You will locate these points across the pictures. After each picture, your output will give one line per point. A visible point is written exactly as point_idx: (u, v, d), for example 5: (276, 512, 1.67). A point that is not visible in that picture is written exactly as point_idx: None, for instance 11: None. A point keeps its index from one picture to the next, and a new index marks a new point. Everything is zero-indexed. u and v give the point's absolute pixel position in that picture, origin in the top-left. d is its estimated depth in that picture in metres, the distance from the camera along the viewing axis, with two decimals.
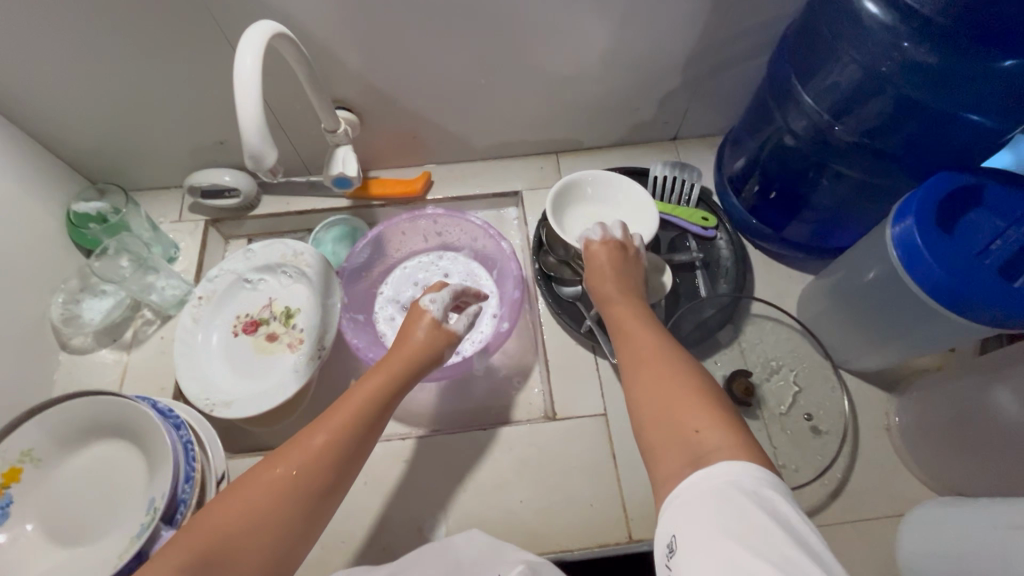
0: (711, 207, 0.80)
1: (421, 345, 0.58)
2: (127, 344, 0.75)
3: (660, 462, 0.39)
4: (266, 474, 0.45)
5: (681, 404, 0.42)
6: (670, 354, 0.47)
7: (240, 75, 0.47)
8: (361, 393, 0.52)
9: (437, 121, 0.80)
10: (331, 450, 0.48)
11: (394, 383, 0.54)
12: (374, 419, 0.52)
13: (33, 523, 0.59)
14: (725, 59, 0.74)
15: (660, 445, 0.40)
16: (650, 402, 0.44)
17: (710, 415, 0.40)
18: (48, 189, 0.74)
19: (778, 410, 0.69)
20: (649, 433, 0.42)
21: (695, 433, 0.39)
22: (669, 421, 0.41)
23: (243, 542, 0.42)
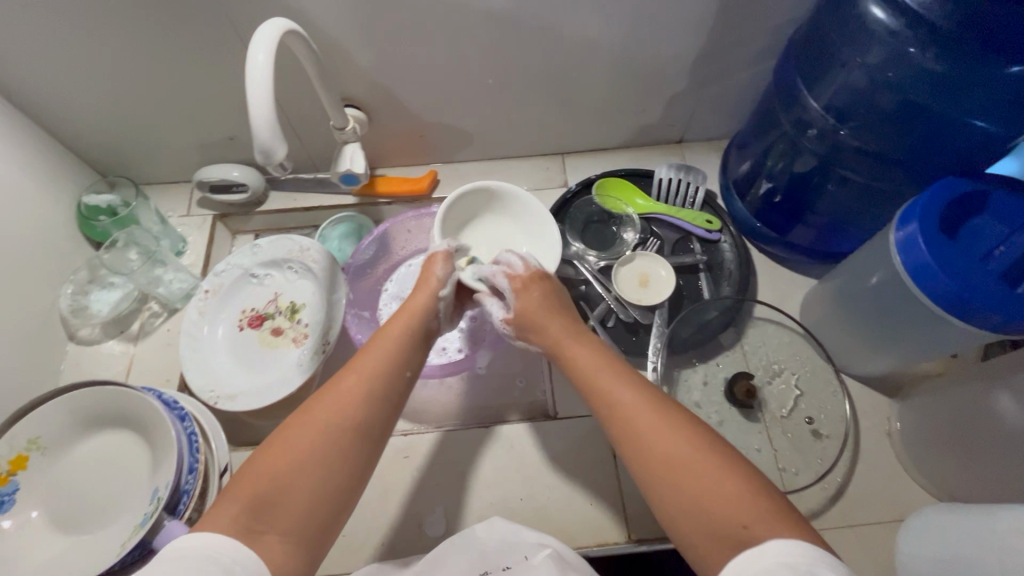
0: (716, 210, 0.81)
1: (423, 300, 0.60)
2: (134, 336, 0.76)
3: (711, 564, 0.38)
4: (304, 418, 0.46)
5: (713, 500, 0.39)
6: (659, 416, 0.45)
7: (250, 71, 0.47)
8: (381, 343, 0.54)
9: (444, 120, 0.81)
10: (364, 392, 0.49)
11: (408, 333, 0.56)
12: (399, 364, 0.53)
13: (38, 510, 0.59)
14: (731, 63, 0.74)
15: (705, 542, 0.38)
16: (676, 496, 0.41)
17: (749, 504, 0.38)
18: (59, 180, 0.75)
19: (780, 413, 0.69)
20: (684, 529, 0.40)
21: (744, 528, 0.37)
22: (708, 523, 0.38)
23: (301, 475, 0.43)
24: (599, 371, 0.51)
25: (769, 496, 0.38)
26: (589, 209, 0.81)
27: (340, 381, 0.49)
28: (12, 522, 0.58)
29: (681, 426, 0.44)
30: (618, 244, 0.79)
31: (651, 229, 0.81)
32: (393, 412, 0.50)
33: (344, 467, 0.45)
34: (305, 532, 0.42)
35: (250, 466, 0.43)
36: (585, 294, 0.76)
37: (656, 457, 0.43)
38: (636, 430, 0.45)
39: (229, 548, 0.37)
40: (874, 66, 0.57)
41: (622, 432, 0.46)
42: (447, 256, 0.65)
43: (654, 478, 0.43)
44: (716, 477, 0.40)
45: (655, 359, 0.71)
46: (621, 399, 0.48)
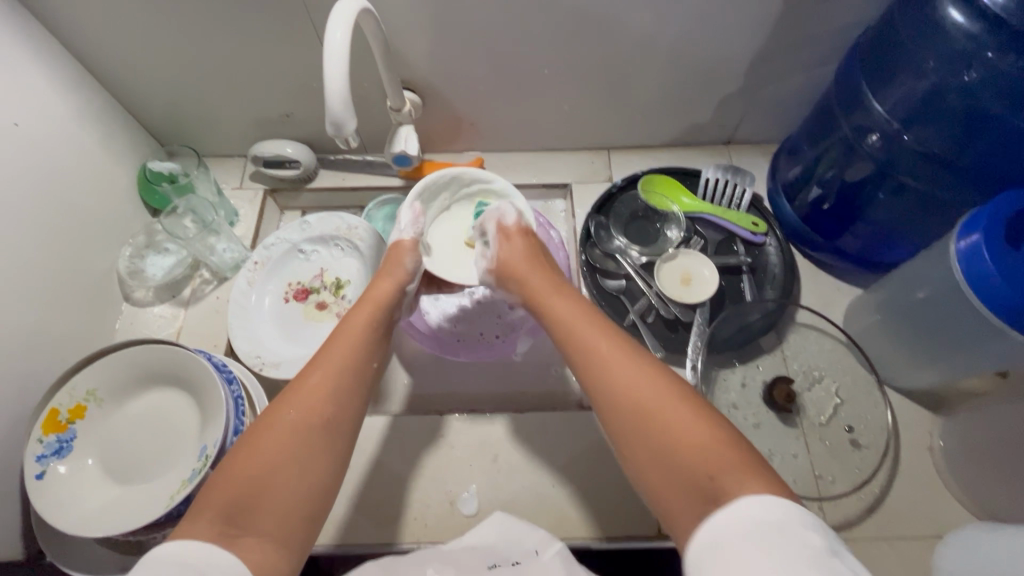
0: (762, 212, 0.80)
1: (388, 287, 0.61)
2: (185, 301, 0.79)
3: (676, 513, 0.41)
4: (275, 421, 0.47)
5: (685, 452, 0.42)
6: (640, 367, 0.49)
7: (326, 46, 0.49)
8: (346, 336, 0.55)
9: (495, 109, 0.82)
10: (327, 388, 0.50)
11: (369, 328, 0.57)
12: (362, 358, 0.54)
13: (92, 459, 0.62)
14: (789, 66, 0.74)
15: (669, 489, 0.42)
16: (650, 444, 0.44)
17: (717, 457, 0.41)
18: (124, 147, 0.78)
19: (818, 420, 0.69)
20: (656, 484, 0.43)
21: (710, 479, 0.40)
22: (675, 466, 0.42)
23: (271, 481, 0.44)
24: (588, 331, 0.53)
25: (737, 449, 0.42)
26: (633, 204, 0.81)
27: (305, 380, 0.51)
28: (67, 468, 0.60)
29: (656, 385, 0.47)
30: (660, 241, 0.79)
31: (695, 228, 0.80)
32: (358, 404, 0.52)
33: (314, 464, 0.46)
34: (288, 532, 0.43)
35: (222, 474, 0.45)
36: (626, 288, 0.76)
37: (636, 411, 0.46)
38: (634, 409, 0.46)
39: (212, 553, 0.38)
40: (944, 71, 0.57)
41: (602, 380, 0.50)
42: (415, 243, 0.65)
43: (641, 452, 0.45)
44: (688, 428, 0.43)
45: (695, 357, 0.70)
46: (606, 358, 0.50)
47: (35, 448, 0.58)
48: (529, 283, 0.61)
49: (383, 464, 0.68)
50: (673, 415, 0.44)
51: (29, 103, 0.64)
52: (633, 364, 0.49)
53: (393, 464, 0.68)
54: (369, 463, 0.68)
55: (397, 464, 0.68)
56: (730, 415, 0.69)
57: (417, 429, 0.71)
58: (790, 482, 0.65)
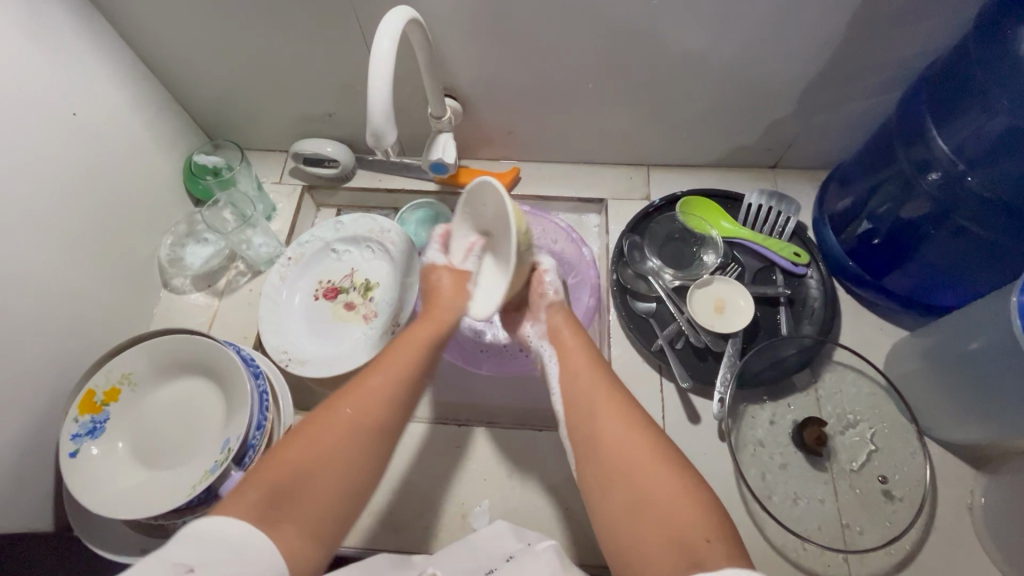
0: (805, 243, 0.77)
1: (453, 299, 0.62)
2: (220, 291, 0.81)
3: (651, 561, 0.43)
4: (335, 417, 0.50)
5: (671, 515, 0.44)
6: (639, 429, 0.51)
7: (373, 55, 0.48)
8: (406, 345, 0.58)
9: (535, 120, 0.81)
10: (385, 393, 0.53)
11: (431, 340, 0.60)
12: (420, 371, 0.57)
13: (123, 442, 0.64)
14: (847, 92, 0.70)
15: (648, 544, 0.44)
16: (631, 498, 0.47)
17: (705, 525, 0.43)
18: (172, 138, 0.80)
19: (848, 466, 0.66)
20: (622, 526, 0.46)
21: (706, 543, 0.42)
22: (663, 525, 0.44)
23: (318, 475, 0.47)
24: (600, 384, 0.57)
25: (717, 519, 0.44)
26: (670, 225, 0.79)
27: (363, 381, 0.54)
28: (99, 449, 0.62)
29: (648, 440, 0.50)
30: (695, 265, 0.77)
31: (732, 253, 0.77)
32: (406, 415, 0.55)
33: (355, 466, 0.49)
34: (322, 525, 0.46)
35: (275, 457, 0.47)
36: (656, 312, 0.74)
37: (625, 466, 0.49)
38: (625, 470, 0.49)
39: (251, 533, 0.41)
40: (1019, 113, 0.53)
41: (589, 434, 0.53)
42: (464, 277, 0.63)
43: (613, 504, 0.48)
44: (676, 493, 0.45)
45: (722, 389, 0.68)
46: (609, 437, 0.51)
47: (70, 427, 0.61)
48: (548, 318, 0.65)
49: (398, 470, 0.69)
50: (666, 478, 0.47)
51: (86, 92, 0.66)
52: (637, 423, 0.52)
53: (408, 471, 0.68)
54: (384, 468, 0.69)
55: (411, 472, 0.68)
56: (755, 453, 0.67)
57: (435, 438, 0.71)
58: (814, 528, 0.63)
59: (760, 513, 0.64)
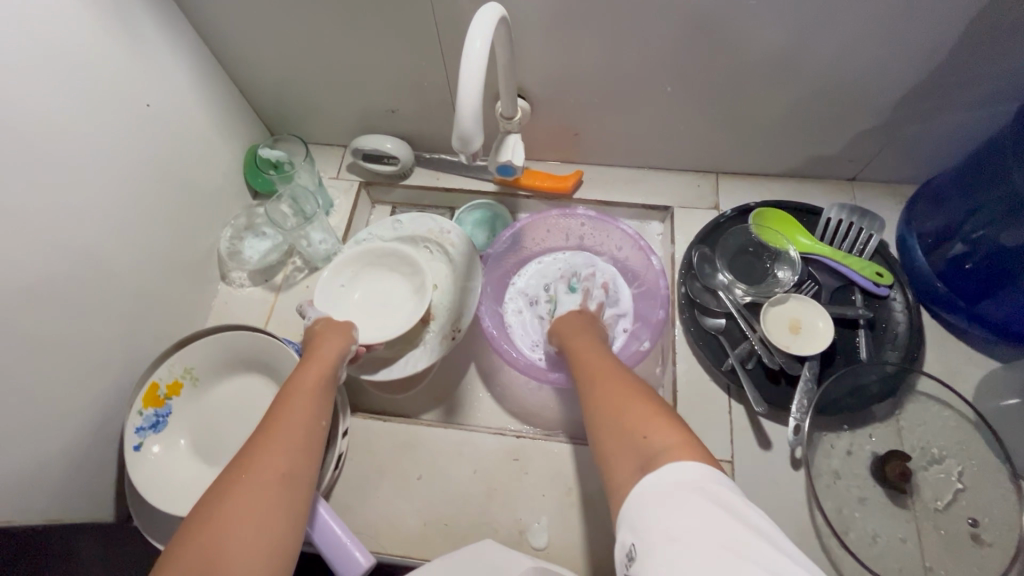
0: (888, 262, 0.72)
1: (334, 348, 0.61)
2: (277, 286, 0.80)
3: (614, 469, 0.43)
4: (234, 484, 0.45)
5: (629, 422, 0.46)
6: (617, 375, 0.53)
7: (466, 56, 0.46)
8: (296, 396, 0.54)
9: (603, 123, 0.78)
10: (282, 444, 0.49)
11: (318, 385, 0.56)
12: (315, 416, 0.54)
13: (186, 439, 0.64)
14: (948, 103, 0.66)
15: (613, 453, 0.44)
16: (605, 421, 0.48)
17: (656, 424, 0.44)
18: (234, 129, 0.80)
19: (933, 504, 0.62)
20: (600, 446, 0.47)
21: (643, 438, 0.43)
22: (620, 434, 0.45)
23: (232, 545, 0.41)
24: (591, 357, 0.59)
25: (670, 418, 0.44)
26: (743, 237, 0.76)
27: (254, 443, 0.49)
28: (161, 445, 0.62)
29: (624, 380, 0.52)
30: (769, 281, 0.73)
31: (808, 270, 0.73)
32: (313, 459, 0.51)
33: (272, 521, 0.44)
34: None
35: (179, 551, 0.41)
36: (726, 329, 0.71)
37: (599, 403, 0.50)
38: (600, 400, 0.51)
39: None
40: None
41: (587, 389, 0.55)
42: (345, 329, 0.64)
43: (595, 431, 0.49)
44: (638, 407, 0.47)
45: (797, 414, 0.65)
46: (605, 373, 0.55)
47: (134, 420, 0.60)
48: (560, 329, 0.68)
49: (453, 480, 0.67)
50: (633, 399, 0.48)
51: (159, 84, 0.66)
52: (619, 373, 0.54)
53: (464, 482, 0.67)
54: (439, 478, 0.67)
55: (467, 483, 0.67)
56: (832, 485, 0.63)
57: (491, 449, 0.69)
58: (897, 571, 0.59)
59: (837, 549, 0.61)
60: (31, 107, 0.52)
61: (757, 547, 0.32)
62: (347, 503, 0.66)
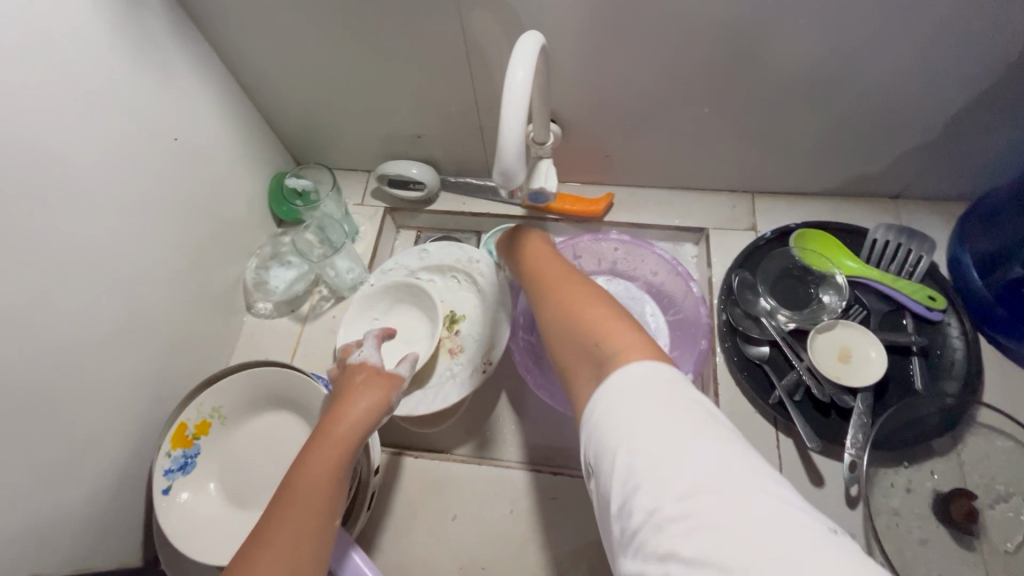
0: (941, 285, 0.69)
1: (355, 424, 0.53)
2: (303, 317, 0.78)
3: (576, 376, 0.47)
4: None
5: (583, 328, 0.48)
6: (569, 278, 0.55)
7: (507, 87, 0.44)
8: (306, 494, 0.48)
9: (635, 144, 0.76)
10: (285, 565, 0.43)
11: (333, 477, 0.50)
12: (326, 518, 0.47)
13: (215, 482, 0.62)
14: (1002, 119, 0.63)
15: (575, 362, 0.47)
16: (561, 327, 0.50)
17: (607, 330, 0.46)
18: (260, 158, 0.79)
19: (1002, 546, 0.57)
20: (561, 354, 0.50)
21: (597, 346, 0.46)
22: (575, 342, 0.48)
23: None
24: (550, 263, 0.59)
25: (622, 324, 0.47)
26: (785, 261, 0.73)
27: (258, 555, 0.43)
28: (191, 490, 0.60)
29: (579, 283, 0.54)
30: (814, 307, 0.70)
31: (855, 295, 0.70)
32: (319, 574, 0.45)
33: None
34: None
35: None
36: (771, 358, 0.68)
37: (555, 306, 0.52)
38: (554, 304, 0.53)
39: None
40: None
41: (540, 294, 0.56)
42: (382, 395, 0.56)
43: (553, 336, 0.51)
44: (590, 312, 0.49)
45: (851, 450, 0.62)
46: (560, 278, 0.56)
47: (163, 462, 0.58)
48: (516, 239, 0.65)
49: (489, 520, 0.64)
50: (586, 304, 0.50)
51: (185, 118, 0.65)
52: (572, 276, 0.56)
53: (500, 521, 0.64)
54: (474, 518, 0.64)
55: (505, 522, 0.64)
56: (892, 526, 0.59)
57: (528, 487, 0.66)
58: None
59: None
60: (59, 148, 0.51)
61: (704, 444, 0.36)
62: (382, 544, 0.64)
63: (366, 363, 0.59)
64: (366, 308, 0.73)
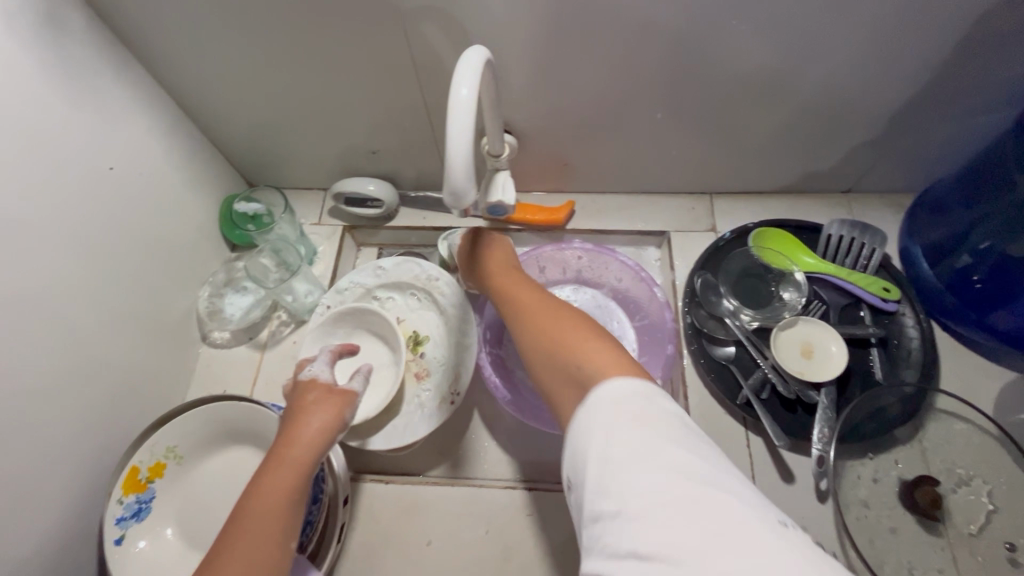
0: (894, 276, 0.71)
1: (312, 442, 0.51)
2: (262, 343, 0.76)
3: (561, 402, 0.45)
4: None
5: (565, 352, 0.47)
6: (541, 298, 0.55)
7: (452, 105, 0.43)
8: (260, 516, 0.46)
9: (593, 151, 0.76)
10: None
11: (290, 499, 0.48)
12: (282, 542, 0.46)
13: (173, 527, 0.59)
14: (941, 114, 0.65)
15: (560, 389, 0.45)
16: (544, 353, 0.49)
17: (589, 352, 0.45)
18: (208, 182, 0.76)
19: (967, 529, 0.59)
20: (543, 380, 0.48)
21: (580, 368, 0.44)
22: (558, 367, 0.46)
23: None
24: (524, 287, 0.58)
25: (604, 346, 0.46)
26: (746, 260, 0.74)
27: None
28: (148, 537, 0.57)
29: (553, 306, 0.53)
30: (775, 304, 0.71)
31: (815, 290, 0.72)
32: None
33: None
34: None
35: None
36: (736, 358, 0.69)
37: (534, 332, 0.51)
38: (535, 328, 0.51)
39: None
40: None
41: (517, 318, 0.55)
42: (338, 411, 0.55)
43: (535, 363, 0.50)
44: (566, 333, 0.48)
45: (818, 445, 0.62)
46: (535, 301, 0.55)
47: (114, 510, 0.55)
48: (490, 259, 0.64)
49: (465, 541, 0.63)
50: (566, 327, 0.49)
51: (123, 146, 0.62)
52: (544, 297, 0.55)
53: (476, 542, 0.63)
54: (449, 542, 0.63)
55: (481, 543, 0.63)
56: (862, 517, 0.60)
57: (503, 505, 0.65)
58: None
59: None
60: None
61: (681, 458, 0.36)
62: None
63: (321, 381, 0.58)
64: (329, 333, 0.70)
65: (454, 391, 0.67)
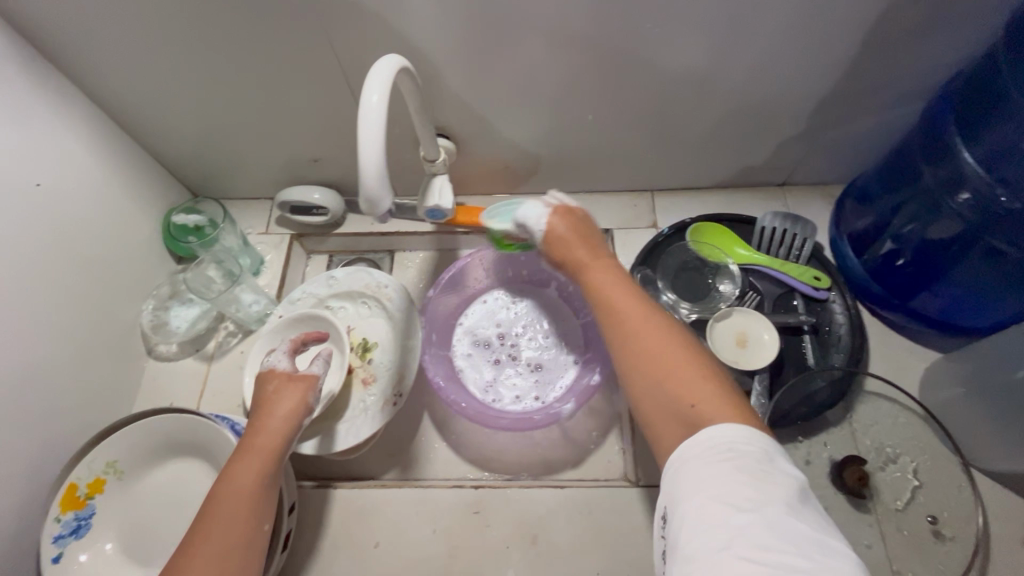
0: (825, 265, 0.73)
1: (280, 429, 0.52)
2: (209, 355, 0.76)
3: (657, 432, 0.43)
4: None
5: (674, 381, 0.44)
6: (640, 302, 0.50)
7: (363, 112, 0.44)
8: (230, 502, 0.48)
9: (533, 153, 0.77)
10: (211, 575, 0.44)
11: (261, 483, 0.49)
12: (255, 522, 0.48)
13: (112, 542, 0.59)
14: (859, 107, 0.68)
15: (659, 417, 0.43)
16: (645, 374, 0.45)
17: (702, 387, 0.43)
18: (149, 195, 0.75)
19: (894, 505, 0.61)
20: (638, 399, 0.45)
21: (692, 406, 0.42)
22: (664, 393, 0.44)
23: None
24: (619, 285, 0.52)
25: (720, 382, 0.43)
26: (683, 255, 0.76)
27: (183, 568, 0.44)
28: (87, 553, 0.57)
29: (659, 317, 0.49)
30: (712, 296, 0.73)
31: (750, 281, 0.74)
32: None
33: None
34: None
35: None
36: None
37: (635, 346, 0.47)
38: (638, 342, 0.47)
39: None
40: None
41: (611, 323, 0.50)
42: (302, 395, 0.55)
43: (633, 379, 0.46)
44: (671, 355, 0.45)
45: None
46: (635, 306, 0.50)
47: (51, 528, 0.55)
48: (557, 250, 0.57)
49: (411, 541, 0.64)
50: (675, 350, 0.46)
51: (54, 163, 0.62)
52: (644, 302, 0.50)
53: (422, 542, 0.64)
54: (396, 543, 0.64)
55: (427, 543, 0.63)
56: None
57: (449, 505, 0.65)
58: None
59: None
60: None
61: (786, 518, 0.35)
62: None
63: (281, 371, 0.56)
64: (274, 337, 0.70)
65: (396, 394, 0.67)
